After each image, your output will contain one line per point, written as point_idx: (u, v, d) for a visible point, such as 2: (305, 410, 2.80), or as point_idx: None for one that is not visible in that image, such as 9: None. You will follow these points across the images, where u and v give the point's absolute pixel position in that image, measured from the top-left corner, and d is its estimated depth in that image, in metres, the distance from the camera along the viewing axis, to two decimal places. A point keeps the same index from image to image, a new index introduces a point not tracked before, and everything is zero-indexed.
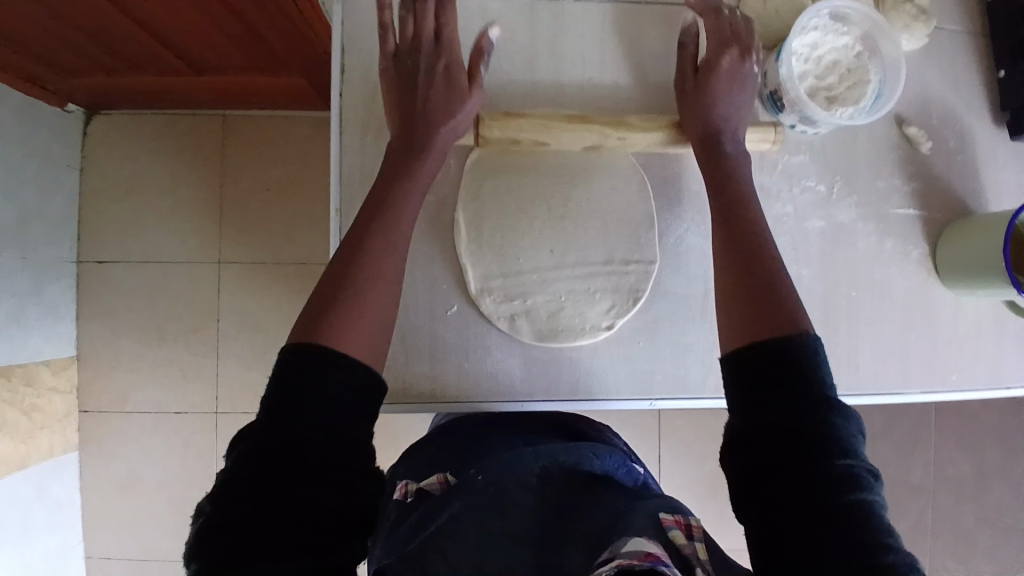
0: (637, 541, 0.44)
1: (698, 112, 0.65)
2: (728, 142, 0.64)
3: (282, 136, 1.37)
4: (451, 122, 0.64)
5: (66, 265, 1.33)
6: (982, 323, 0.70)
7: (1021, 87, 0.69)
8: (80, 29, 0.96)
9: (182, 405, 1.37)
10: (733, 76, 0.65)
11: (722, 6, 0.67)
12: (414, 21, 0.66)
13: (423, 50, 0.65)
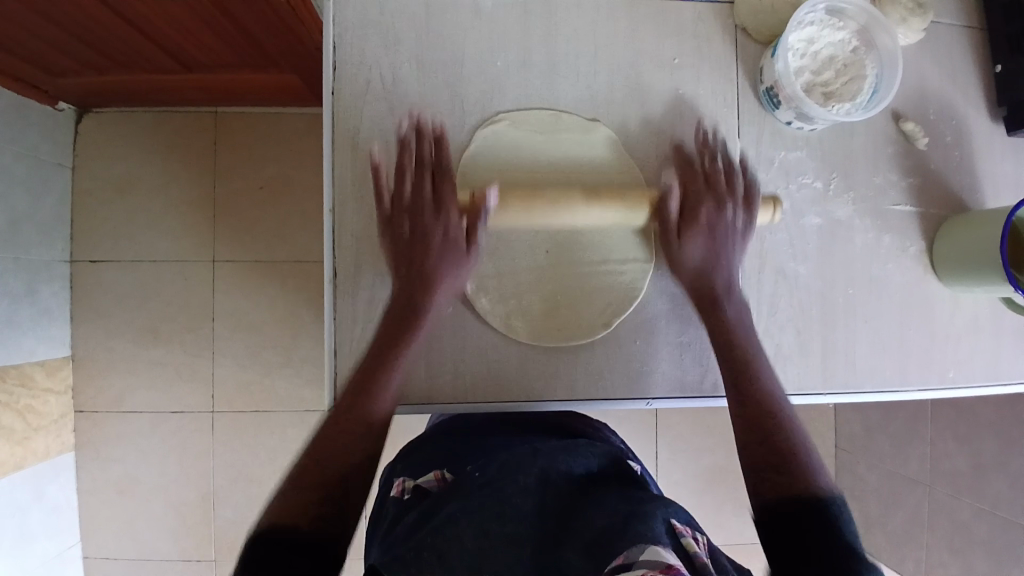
0: (654, 548, 0.44)
1: (688, 270, 0.63)
2: (724, 302, 0.63)
3: (275, 134, 1.36)
4: (448, 285, 0.62)
5: (59, 266, 1.31)
6: (979, 320, 0.70)
7: (1018, 81, 0.69)
8: (67, 26, 0.95)
9: (178, 405, 1.36)
10: (721, 230, 0.63)
11: (701, 151, 0.65)
12: (397, 178, 0.61)
13: (420, 206, 0.61)
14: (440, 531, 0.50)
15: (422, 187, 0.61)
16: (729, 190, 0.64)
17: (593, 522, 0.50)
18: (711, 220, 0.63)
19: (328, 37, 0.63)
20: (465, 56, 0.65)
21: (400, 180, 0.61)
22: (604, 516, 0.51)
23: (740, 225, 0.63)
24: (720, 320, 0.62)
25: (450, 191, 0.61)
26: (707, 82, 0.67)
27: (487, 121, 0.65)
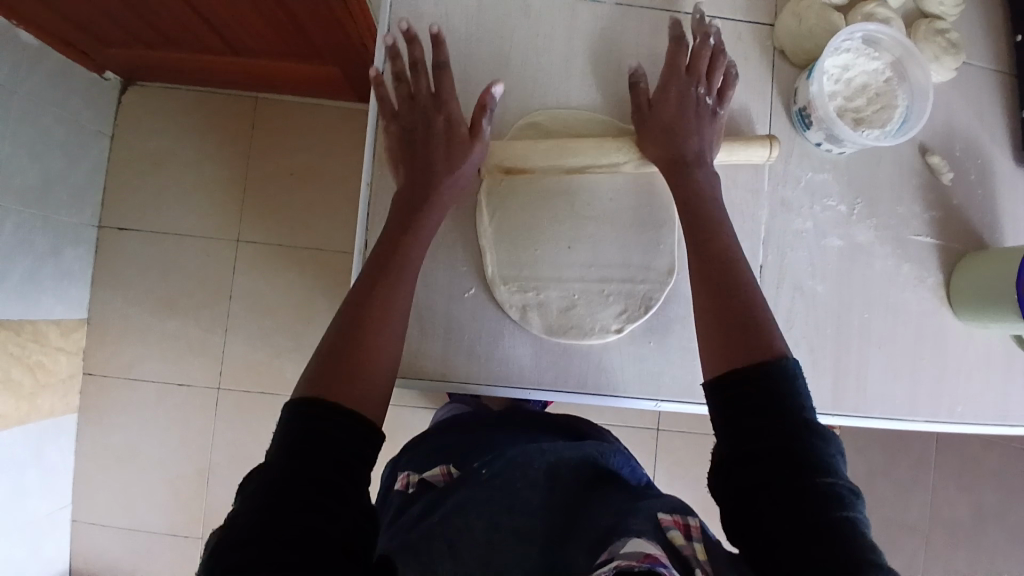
0: (637, 541, 0.44)
1: (668, 139, 0.64)
2: (698, 168, 0.64)
3: (311, 122, 1.40)
4: (450, 172, 0.64)
5: (86, 230, 1.35)
6: (991, 357, 0.70)
7: None
8: None
9: (186, 378, 1.38)
10: (700, 109, 0.65)
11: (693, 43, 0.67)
12: (405, 83, 0.66)
13: (420, 106, 0.65)
14: (451, 519, 0.50)
15: (423, 84, 0.65)
16: (710, 83, 0.67)
17: (599, 524, 0.50)
18: (680, 95, 0.65)
19: (384, 27, 0.68)
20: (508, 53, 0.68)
21: (399, 88, 0.66)
22: (609, 516, 0.50)
23: (711, 104, 0.66)
24: (688, 182, 0.63)
25: (450, 89, 0.65)
26: (739, 99, 0.69)
27: (525, 117, 0.68)
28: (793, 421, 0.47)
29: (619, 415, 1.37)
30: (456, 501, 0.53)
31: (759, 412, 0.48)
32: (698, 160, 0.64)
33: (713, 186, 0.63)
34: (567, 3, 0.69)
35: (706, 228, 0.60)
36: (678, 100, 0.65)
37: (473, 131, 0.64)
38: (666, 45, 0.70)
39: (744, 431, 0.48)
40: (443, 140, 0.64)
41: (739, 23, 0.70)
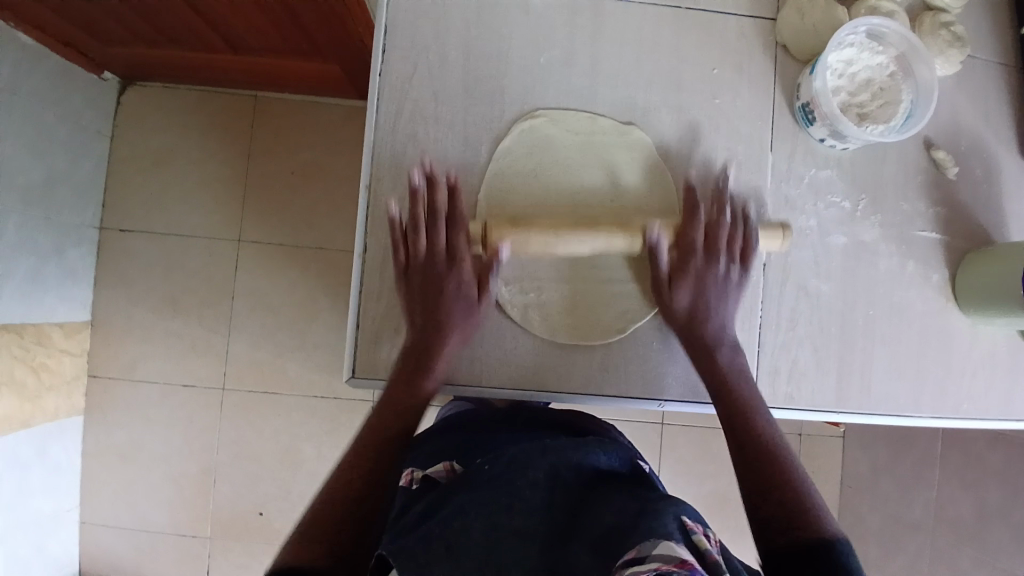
0: (669, 543, 0.44)
1: (688, 319, 0.64)
2: (724, 352, 0.63)
3: (312, 122, 1.39)
4: (461, 327, 0.63)
5: (88, 231, 1.35)
6: (998, 354, 0.70)
7: None
8: None
9: (189, 378, 1.38)
10: (722, 287, 0.64)
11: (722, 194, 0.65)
12: (416, 236, 0.63)
13: (433, 260, 0.63)
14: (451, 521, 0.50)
15: (436, 242, 0.63)
16: (725, 245, 0.64)
17: (606, 518, 0.49)
18: (700, 270, 0.63)
19: (382, 23, 0.66)
20: (510, 50, 0.67)
21: (414, 237, 0.62)
22: (617, 513, 0.50)
23: (734, 275, 0.64)
24: (713, 369, 0.62)
25: (461, 240, 0.63)
26: (742, 96, 0.68)
27: (525, 116, 0.67)
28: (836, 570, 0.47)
29: (623, 413, 1.37)
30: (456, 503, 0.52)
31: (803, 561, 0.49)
32: (720, 340, 0.63)
33: (739, 365, 0.63)
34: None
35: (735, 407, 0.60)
36: (698, 278, 0.63)
37: (482, 290, 0.64)
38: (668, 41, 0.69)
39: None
40: (456, 312, 0.63)
41: (742, 18, 0.69)
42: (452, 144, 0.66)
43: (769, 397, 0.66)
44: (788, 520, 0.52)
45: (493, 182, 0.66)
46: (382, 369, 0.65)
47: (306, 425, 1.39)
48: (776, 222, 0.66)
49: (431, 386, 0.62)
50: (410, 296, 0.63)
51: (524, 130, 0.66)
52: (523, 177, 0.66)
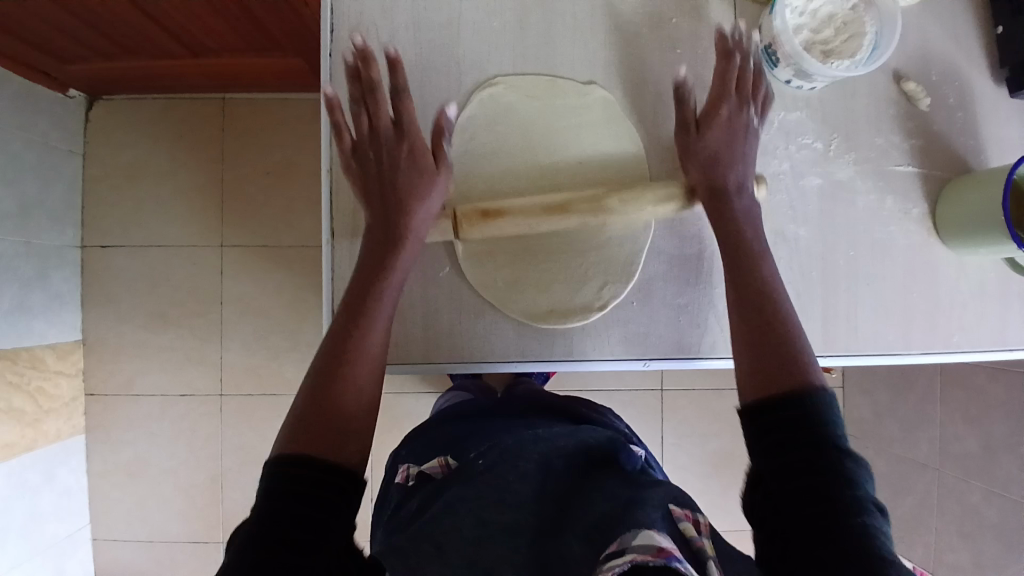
0: (647, 532, 0.43)
1: (705, 159, 0.61)
2: (740, 197, 0.61)
3: (279, 120, 1.37)
4: (421, 205, 0.60)
5: (70, 251, 1.33)
6: (985, 282, 0.69)
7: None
8: (72, 14, 0.96)
9: (188, 388, 1.38)
10: (733, 129, 0.62)
11: (733, 49, 0.62)
12: (368, 115, 0.60)
13: (381, 138, 0.60)
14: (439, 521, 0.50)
15: (384, 108, 0.60)
16: (751, 91, 0.63)
17: (593, 508, 0.49)
18: (725, 117, 0.62)
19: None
20: (462, 19, 0.65)
21: (357, 115, 0.60)
22: (606, 502, 0.49)
23: (754, 126, 0.63)
24: (727, 215, 0.60)
25: (409, 109, 0.60)
26: (704, 44, 0.67)
27: (482, 85, 0.65)
28: (820, 437, 0.47)
29: (623, 381, 1.37)
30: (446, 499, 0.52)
31: (788, 428, 0.49)
32: (738, 187, 0.61)
33: (752, 210, 0.61)
34: None
35: (751, 268, 0.58)
36: (727, 125, 0.62)
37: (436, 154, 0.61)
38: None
39: (773, 453, 0.49)
40: (419, 182, 0.60)
41: None
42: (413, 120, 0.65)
43: None
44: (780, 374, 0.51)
45: (458, 158, 0.65)
46: None
47: None
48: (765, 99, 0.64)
49: (377, 344, 0.55)
50: (362, 175, 0.60)
51: (484, 99, 0.65)
52: (487, 149, 0.65)
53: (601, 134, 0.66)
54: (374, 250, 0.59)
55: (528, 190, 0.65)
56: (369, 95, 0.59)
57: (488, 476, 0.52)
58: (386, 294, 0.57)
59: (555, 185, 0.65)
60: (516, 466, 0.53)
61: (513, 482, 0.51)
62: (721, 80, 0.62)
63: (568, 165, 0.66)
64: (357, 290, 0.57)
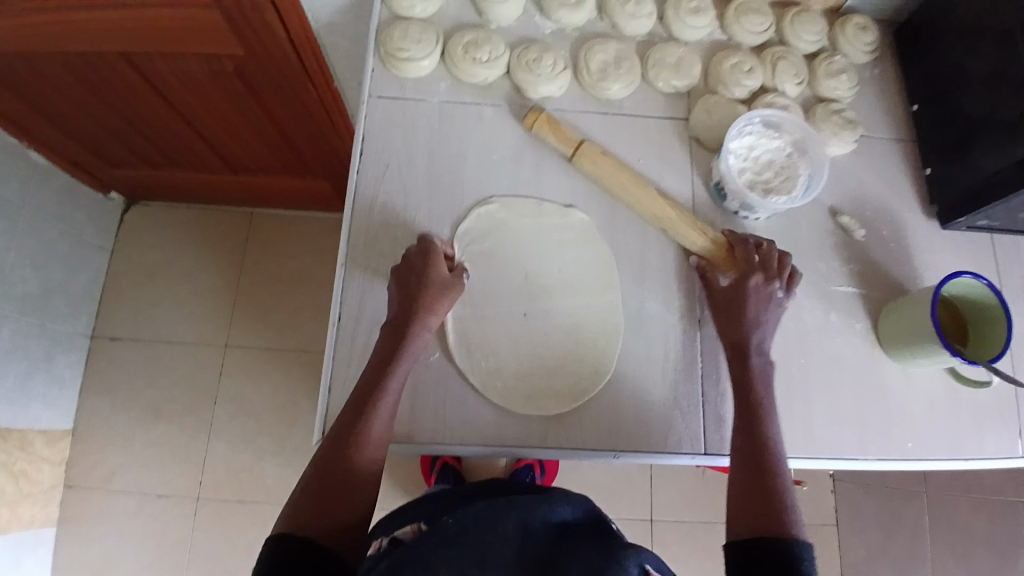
0: None
1: (732, 319, 0.71)
2: (755, 355, 0.69)
3: (300, 233, 1.51)
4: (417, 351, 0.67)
5: (80, 340, 1.39)
6: (933, 394, 0.76)
7: (945, 184, 0.82)
8: (127, 121, 1.13)
9: (165, 487, 1.36)
10: (758, 297, 0.71)
11: (751, 238, 0.74)
12: (402, 269, 0.70)
13: (407, 287, 0.69)
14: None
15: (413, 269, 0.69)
16: (778, 268, 0.72)
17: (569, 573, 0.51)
18: (748, 293, 0.71)
19: (360, 130, 0.78)
20: (467, 148, 0.79)
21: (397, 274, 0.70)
22: (582, 569, 0.51)
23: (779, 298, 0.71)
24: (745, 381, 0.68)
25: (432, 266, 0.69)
26: (666, 179, 0.80)
27: (481, 202, 0.77)
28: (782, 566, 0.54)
29: (610, 506, 1.36)
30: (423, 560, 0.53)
31: (756, 561, 0.56)
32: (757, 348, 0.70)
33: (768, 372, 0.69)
34: (517, 108, 0.81)
35: (755, 423, 0.66)
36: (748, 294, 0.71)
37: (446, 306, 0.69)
38: (605, 136, 0.81)
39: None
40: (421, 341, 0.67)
41: (661, 118, 0.82)
42: (419, 227, 0.76)
43: (719, 445, 0.71)
44: (765, 520, 0.59)
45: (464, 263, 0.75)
46: None
47: None
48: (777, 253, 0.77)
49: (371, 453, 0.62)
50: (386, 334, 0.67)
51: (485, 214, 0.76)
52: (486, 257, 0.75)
53: (580, 246, 0.76)
54: (361, 400, 0.64)
55: (514, 292, 0.74)
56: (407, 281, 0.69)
57: (470, 535, 0.54)
58: (381, 416, 0.64)
59: (541, 293, 0.74)
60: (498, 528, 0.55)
61: (496, 541, 0.54)
62: (744, 256, 0.73)
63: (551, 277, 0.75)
64: (346, 430, 0.63)
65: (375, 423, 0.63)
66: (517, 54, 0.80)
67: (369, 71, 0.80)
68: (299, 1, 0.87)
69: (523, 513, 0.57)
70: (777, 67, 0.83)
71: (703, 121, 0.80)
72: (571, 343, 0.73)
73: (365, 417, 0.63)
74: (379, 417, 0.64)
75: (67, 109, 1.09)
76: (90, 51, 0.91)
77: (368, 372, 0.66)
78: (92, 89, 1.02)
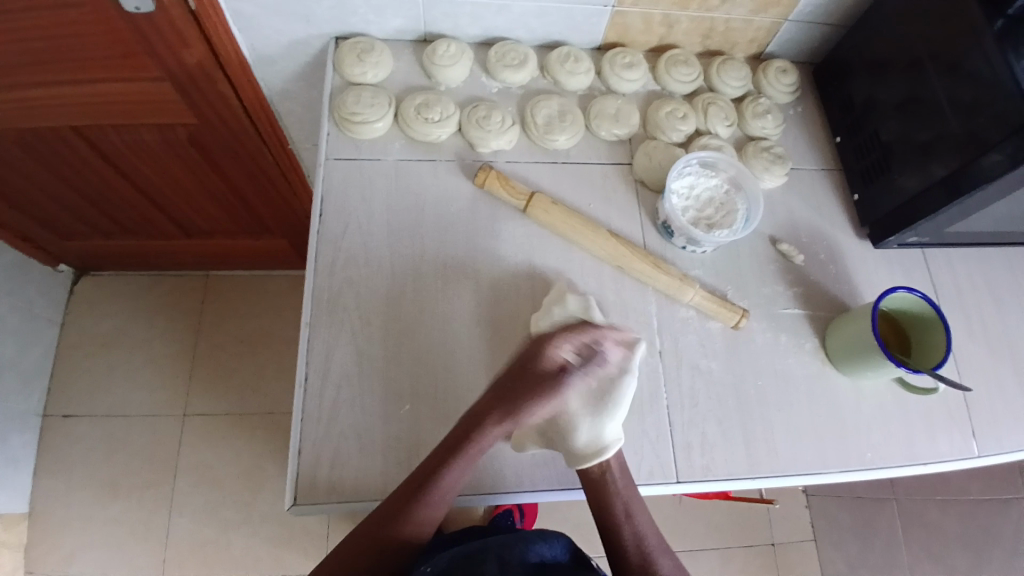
0: None
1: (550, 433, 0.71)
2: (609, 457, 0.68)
3: (259, 293, 1.50)
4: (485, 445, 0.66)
5: (32, 418, 1.33)
6: (883, 403, 0.81)
7: (869, 207, 0.89)
8: (79, 192, 1.12)
9: (129, 567, 1.28)
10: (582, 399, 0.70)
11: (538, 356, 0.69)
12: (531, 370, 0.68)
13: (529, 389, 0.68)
14: None
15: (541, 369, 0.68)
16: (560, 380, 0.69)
17: None
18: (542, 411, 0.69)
19: (318, 191, 0.80)
20: (424, 202, 0.82)
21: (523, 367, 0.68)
22: None
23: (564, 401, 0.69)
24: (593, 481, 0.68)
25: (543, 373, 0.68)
26: (616, 220, 0.84)
27: (439, 255, 0.80)
28: None
29: (592, 544, 1.35)
30: None
31: None
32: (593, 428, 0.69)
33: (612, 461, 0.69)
34: (470, 163, 0.85)
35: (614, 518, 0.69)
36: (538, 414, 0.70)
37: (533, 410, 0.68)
38: (555, 182, 0.85)
39: None
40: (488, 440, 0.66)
41: (607, 163, 0.87)
42: (382, 282, 0.77)
43: (689, 471, 0.73)
44: None
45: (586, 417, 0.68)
46: (324, 492, 0.68)
47: None
48: (721, 294, 0.81)
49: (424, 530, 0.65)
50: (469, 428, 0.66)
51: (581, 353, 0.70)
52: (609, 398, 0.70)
53: (535, 290, 0.79)
54: (417, 487, 0.64)
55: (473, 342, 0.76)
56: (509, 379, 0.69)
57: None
58: (440, 501, 0.64)
59: (507, 342, 0.76)
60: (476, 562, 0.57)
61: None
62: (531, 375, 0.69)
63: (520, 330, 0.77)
64: (396, 510, 0.64)
65: (425, 511, 0.64)
66: (467, 113, 0.84)
67: (324, 135, 0.83)
68: (252, 72, 0.90)
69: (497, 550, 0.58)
70: (708, 111, 0.90)
71: (644, 164, 0.86)
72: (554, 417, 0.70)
73: (416, 505, 0.64)
74: (431, 505, 0.64)
75: (16, 184, 1.07)
76: (42, 126, 0.91)
77: (438, 453, 0.65)
78: (44, 163, 1.02)
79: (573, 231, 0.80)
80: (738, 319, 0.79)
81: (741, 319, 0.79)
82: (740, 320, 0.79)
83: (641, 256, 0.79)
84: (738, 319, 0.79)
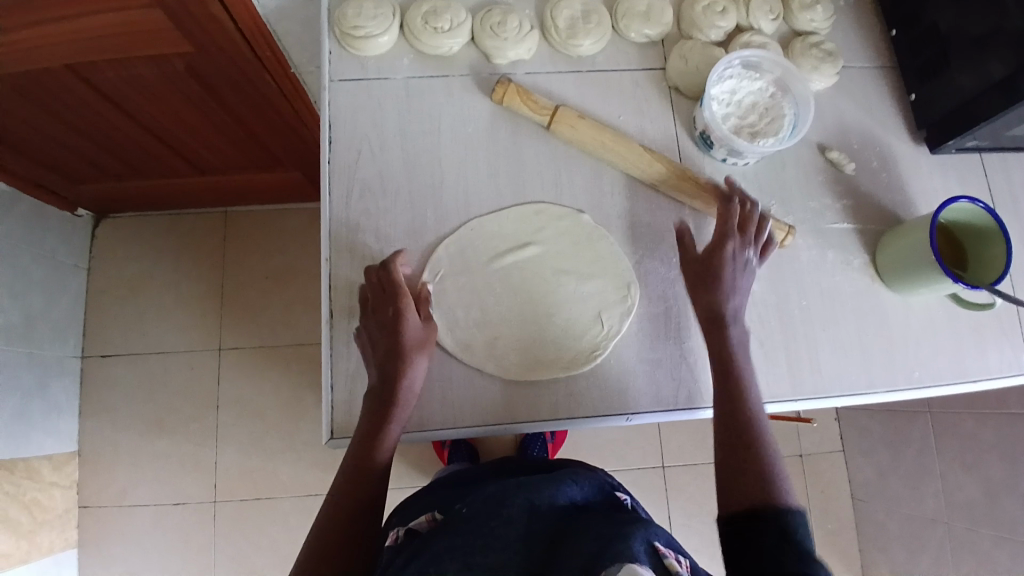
0: (631, 568, 0.44)
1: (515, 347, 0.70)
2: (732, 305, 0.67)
3: (279, 228, 1.47)
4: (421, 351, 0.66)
5: (71, 362, 1.37)
6: (935, 318, 0.76)
7: (928, 106, 0.80)
8: (82, 134, 1.07)
9: (181, 496, 1.35)
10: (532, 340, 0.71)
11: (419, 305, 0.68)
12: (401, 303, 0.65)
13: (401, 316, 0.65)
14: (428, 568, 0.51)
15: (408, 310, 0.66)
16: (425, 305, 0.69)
17: (581, 550, 0.49)
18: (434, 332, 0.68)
19: (326, 118, 0.74)
20: (440, 124, 0.76)
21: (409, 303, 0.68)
22: (593, 541, 0.50)
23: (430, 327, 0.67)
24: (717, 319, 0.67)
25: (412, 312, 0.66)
26: (648, 133, 0.77)
27: (458, 181, 0.75)
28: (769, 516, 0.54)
29: (624, 460, 1.38)
30: (435, 549, 0.52)
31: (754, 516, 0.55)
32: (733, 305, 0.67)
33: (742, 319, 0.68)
34: (485, 78, 0.77)
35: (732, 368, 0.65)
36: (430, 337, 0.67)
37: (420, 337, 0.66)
38: (581, 95, 0.78)
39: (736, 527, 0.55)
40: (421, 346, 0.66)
41: (637, 70, 0.79)
42: (403, 212, 0.73)
43: None
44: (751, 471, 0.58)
45: (542, 337, 0.71)
46: None
47: (303, 528, 1.35)
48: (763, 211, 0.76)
49: (388, 451, 0.63)
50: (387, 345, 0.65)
51: (521, 280, 0.72)
52: (564, 315, 0.72)
53: (562, 218, 0.74)
54: (378, 409, 0.64)
55: (502, 285, 0.72)
56: (377, 335, 0.66)
57: (475, 522, 0.54)
58: (396, 421, 0.64)
59: (535, 279, 0.72)
60: (506, 503, 0.55)
61: (498, 525, 0.53)
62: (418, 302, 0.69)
63: (526, 294, 0.72)
64: (363, 438, 0.63)
65: (394, 429, 0.64)
66: (479, 19, 0.76)
67: (326, 55, 0.76)
68: None
69: (525, 498, 0.56)
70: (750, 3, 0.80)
71: (679, 68, 0.78)
72: (553, 337, 0.71)
73: (386, 425, 0.63)
74: (397, 422, 0.64)
75: (18, 130, 1.03)
76: (36, 69, 0.86)
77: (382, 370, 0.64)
78: (42, 107, 0.97)
79: (606, 146, 0.74)
80: (784, 231, 0.74)
81: (789, 231, 0.74)
82: (788, 234, 0.74)
83: (673, 168, 0.74)
84: (786, 231, 0.74)
